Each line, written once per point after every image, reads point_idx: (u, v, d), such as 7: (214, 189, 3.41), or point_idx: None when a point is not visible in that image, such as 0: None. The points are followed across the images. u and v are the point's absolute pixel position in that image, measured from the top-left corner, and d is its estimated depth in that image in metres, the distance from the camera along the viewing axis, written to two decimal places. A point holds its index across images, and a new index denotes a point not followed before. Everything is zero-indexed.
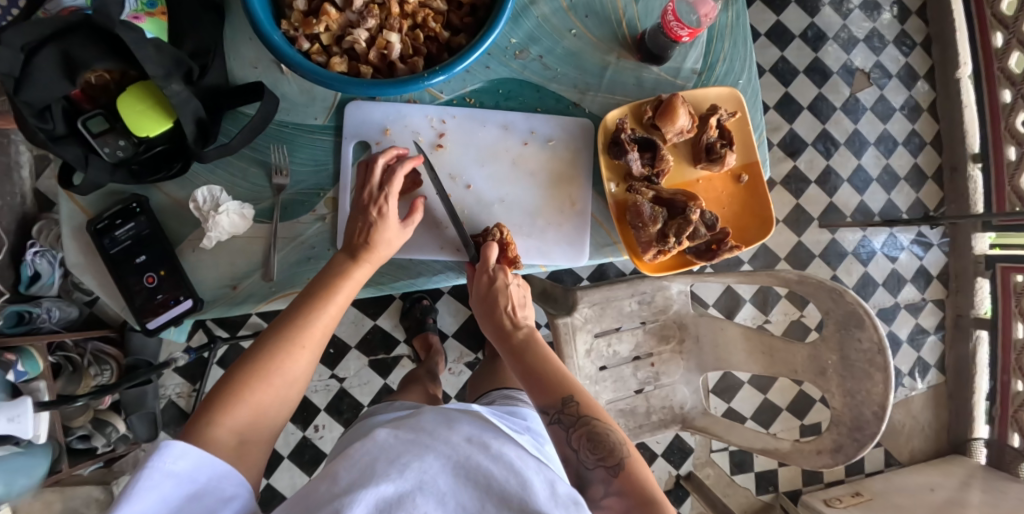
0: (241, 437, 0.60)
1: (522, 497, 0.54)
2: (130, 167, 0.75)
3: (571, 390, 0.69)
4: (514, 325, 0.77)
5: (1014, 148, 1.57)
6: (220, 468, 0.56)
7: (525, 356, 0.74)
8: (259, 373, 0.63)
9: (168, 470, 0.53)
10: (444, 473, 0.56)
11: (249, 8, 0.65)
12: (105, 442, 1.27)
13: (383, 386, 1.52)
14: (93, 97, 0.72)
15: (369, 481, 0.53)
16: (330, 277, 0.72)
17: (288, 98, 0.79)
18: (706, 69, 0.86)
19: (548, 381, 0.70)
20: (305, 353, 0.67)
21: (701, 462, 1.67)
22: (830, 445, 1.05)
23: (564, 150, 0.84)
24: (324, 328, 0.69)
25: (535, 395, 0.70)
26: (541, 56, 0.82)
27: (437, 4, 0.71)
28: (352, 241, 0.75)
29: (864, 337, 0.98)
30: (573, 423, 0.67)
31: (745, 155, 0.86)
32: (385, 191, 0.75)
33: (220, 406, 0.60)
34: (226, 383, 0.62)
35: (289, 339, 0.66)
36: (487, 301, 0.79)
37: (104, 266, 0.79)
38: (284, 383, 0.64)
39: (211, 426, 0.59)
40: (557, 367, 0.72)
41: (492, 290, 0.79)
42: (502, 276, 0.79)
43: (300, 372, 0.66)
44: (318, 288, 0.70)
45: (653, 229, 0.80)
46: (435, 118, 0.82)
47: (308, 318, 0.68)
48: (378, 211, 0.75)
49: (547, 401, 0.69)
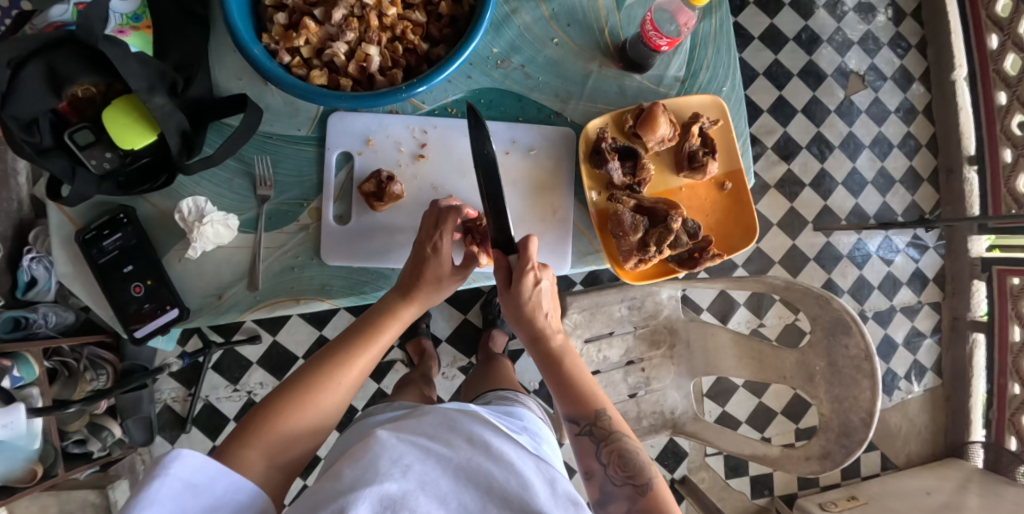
0: (270, 460, 0.63)
1: (523, 498, 0.56)
2: (116, 179, 0.76)
3: (604, 406, 0.74)
4: (551, 329, 0.78)
5: (1009, 150, 1.55)
6: (238, 480, 0.59)
7: (559, 363, 0.77)
8: (295, 404, 0.67)
9: (188, 479, 0.56)
10: (445, 474, 0.57)
11: (229, 22, 0.66)
12: (101, 446, 1.28)
13: (377, 391, 1.53)
14: (80, 110, 0.72)
15: (373, 479, 0.54)
16: (377, 316, 0.77)
17: (272, 109, 0.80)
18: (689, 76, 0.86)
19: (582, 394, 0.75)
20: (340, 390, 0.71)
21: (695, 467, 1.68)
22: (817, 451, 1.05)
23: (546, 159, 0.85)
24: (363, 368, 0.74)
25: (567, 405, 0.75)
26: (522, 65, 0.82)
27: (416, 16, 0.72)
28: (403, 281, 0.79)
29: (851, 343, 0.98)
30: (605, 438, 0.72)
31: (728, 163, 0.86)
32: (442, 228, 0.78)
33: (257, 430, 0.64)
34: (263, 411, 0.66)
35: (331, 373, 0.71)
36: (526, 302, 0.77)
37: (92, 275, 0.80)
38: (316, 416, 0.68)
39: (242, 448, 0.63)
40: (589, 380, 0.76)
41: (532, 291, 0.76)
42: (546, 279, 0.76)
43: (331, 408, 0.70)
44: (363, 331, 0.76)
45: (634, 238, 0.80)
46: (417, 129, 0.83)
47: (349, 357, 0.73)
48: (433, 247, 0.78)
49: (580, 413, 0.74)
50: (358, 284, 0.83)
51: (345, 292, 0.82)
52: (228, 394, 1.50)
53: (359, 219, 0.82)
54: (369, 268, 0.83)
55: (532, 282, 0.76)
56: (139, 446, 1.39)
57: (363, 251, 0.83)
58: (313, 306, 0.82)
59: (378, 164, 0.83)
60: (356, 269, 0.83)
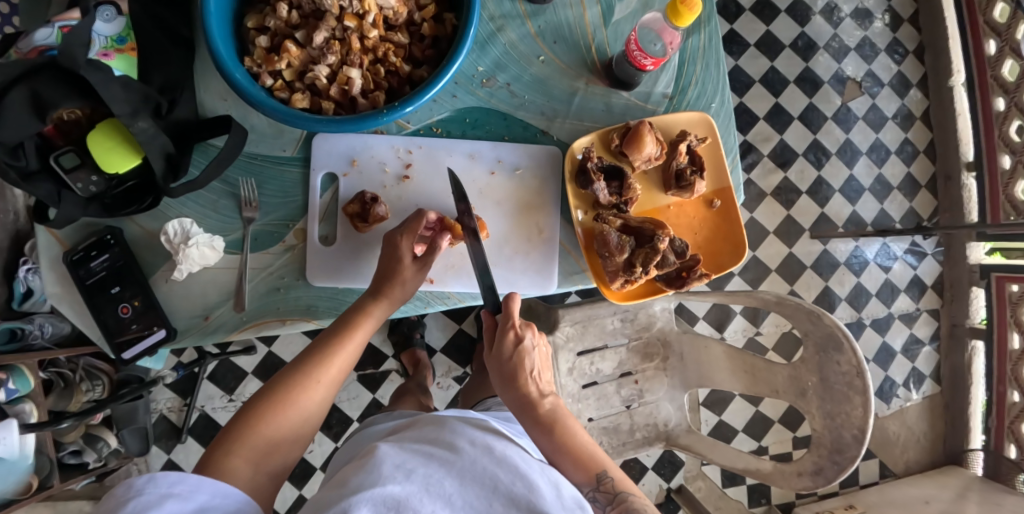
0: (256, 465, 0.63)
1: (529, 499, 0.56)
2: (102, 201, 0.77)
3: (604, 466, 0.71)
4: (538, 393, 0.77)
5: (1007, 157, 1.53)
6: (221, 487, 0.58)
7: (553, 430, 0.74)
8: (276, 406, 0.67)
9: (167, 492, 0.54)
10: (451, 476, 0.57)
11: (210, 46, 0.66)
12: (97, 457, 1.27)
13: (372, 401, 1.52)
14: (66, 133, 0.73)
15: (376, 482, 0.54)
16: (352, 314, 0.77)
17: (257, 131, 0.80)
18: (678, 93, 0.85)
19: (579, 457, 0.72)
20: (320, 389, 0.71)
21: (693, 475, 1.59)
22: (809, 467, 1.05)
23: (531, 179, 0.85)
24: (340, 367, 0.74)
25: (567, 471, 0.71)
26: (508, 84, 0.82)
27: (399, 37, 0.72)
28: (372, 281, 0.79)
29: (843, 360, 0.97)
30: (611, 501, 0.69)
31: (717, 181, 0.86)
32: (403, 229, 0.79)
33: (239, 436, 0.64)
34: (243, 416, 0.66)
35: (308, 375, 0.71)
36: (509, 361, 0.78)
37: (80, 295, 0.80)
38: (298, 418, 0.68)
39: (227, 456, 0.62)
40: (585, 441, 0.74)
41: (516, 352, 0.78)
42: (528, 335, 0.78)
43: (314, 408, 0.70)
44: (338, 329, 0.75)
45: (620, 259, 0.80)
46: (401, 149, 0.83)
47: (326, 355, 0.73)
48: (394, 245, 0.78)
49: (582, 478, 0.71)
50: (342, 305, 0.83)
51: (332, 313, 0.82)
52: (223, 404, 1.50)
53: (345, 241, 0.83)
54: (354, 289, 0.84)
55: (513, 340, 0.78)
56: (135, 456, 1.39)
57: (349, 271, 0.83)
58: (299, 326, 0.82)
59: (362, 186, 0.83)
60: (342, 290, 0.83)
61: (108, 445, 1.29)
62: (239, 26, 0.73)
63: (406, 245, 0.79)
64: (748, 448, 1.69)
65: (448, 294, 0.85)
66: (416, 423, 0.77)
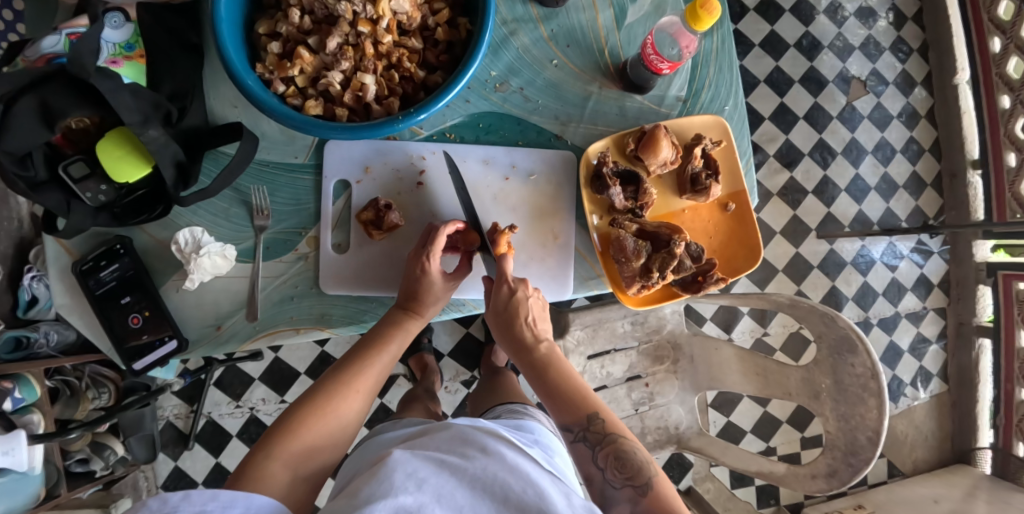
0: (294, 470, 0.66)
1: (540, 507, 0.55)
2: (112, 210, 0.76)
3: (596, 408, 0.73)
4: (534, 338, 0.79)
5: (1013, 155, 1.52)
6: (254, 500, 0.57)
7: (546, 372, 0.77)
8: (316, 412, 0.70)
9: (201, 509, 0.53)
10: (462, 486, 0.57)
11: (223, 54, 0.65)
12: (104, 465, 1.26)
13: (381, 406, 1.51)
14: (74, 142, 0.72)
15: (388, 492, 0.54)
16: (387, 327, 0.78)
17: (268, 137, 0.79)
18: (692, 95, 0.85)
19: (572, 399, 0.74)
20: (359, 397, 0.74)
21: (700, 477, 1.62)
22: (823, 469, 1.04)
23: (546, 184, 0.84)
24: (376, 377, 0.76)
25: (559, 413, 0.74)
26: (521, 88, 0.81)
27: (413, 43, 0.72)
28: (404, 296, 0.78)
29: (857, 362, 0.97)
30: (600, 441, 0.71)
31: (732, 184, 0.86)
32: (430, 249, 0.77)
33: (278, 440, 0.67)
34: (286, 421, 0.69)
35: (347, 384, 0.73)
36: (506, 310, 0.78)
37: (89, 305, 0.78)
38: (338, 424, 0.71)
39: (267, 460, 0.65)
40: (577, 384, 0.76)
41: (512, 302, 0.78)
42: (522, 288, 0.78)
43: (352, 417, 0.73)
44: (372, 343, 0.77)
45: (636, 264, 0.80)
46: (415, 155, 0.82)
47: (363, 366, 0.75)
48: (422, 268, 0.77)
49: (571, 418, 0.73)
50: (358, 313, 0.82)
51: (345, 321, 0.81)
52: (230, 410, 1.49)
53: (359, 247, 0.82)
54: (369, 297, 0.83)
55: (507, 294, 0.79)
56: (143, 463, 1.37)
57: (365, 281, 0.82)
58: (312, 335, 0.81)
59: (375, 192, 0.82)
60: (356, 298, 0.82)
61: (116, 452, 1.28)
62: (251, 32, 0.72)
63: (433, 268, 0.78)
64: (756, 449, 1.69)
65: (463, 301, 0.84)
66: (430, 429, 0.77)
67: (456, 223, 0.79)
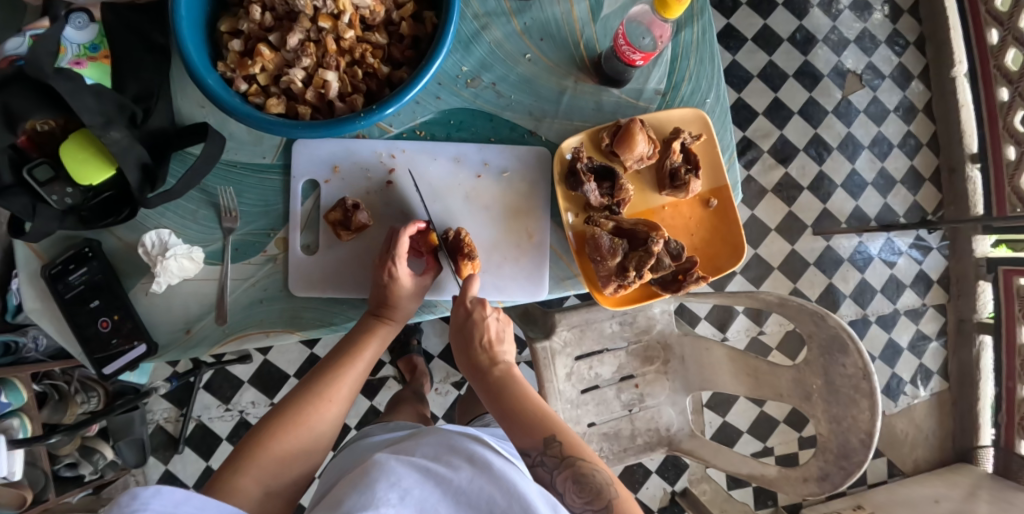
0: (266, 488, 0.64)
1: None
2: (79, 213, 0.74)
3: (554, 430, 0.66)
4: (490, 360, 0.74)
5: (1013, 147, 1.49)
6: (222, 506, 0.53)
7: (502, 394, 0.71)
8: (287, 425, 0.68)
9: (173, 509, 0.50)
10: (446, 500, 0.54)
11: (181, 52, 0.64)
12: (93, 469, 1.25)
13: (370, 408, 1.49)
14: (40, 144, 0.71)
15: (368, 503, 0.52)
16: (358, 335, 0.76)
17: (235, 138, 0.78)
18: (671, 88, 0.83)
19: (529, 422, 0.68)
20: (333, 407, 0.72)
21: (695, 479, 1.62)
22: (816, 473, 1.02)
23: (520, 182, 0.82)
24: (351, 385, 0.74)
25: (517, 437, 0.68)
26: (494, 83, 0.80)
27: (376, 38, 0.70)
28: (374, 302, 0.77)
29: (849, 363, 0.94)
30: (559, 465, 0.64)
31: (713, 179, 0.84)
32: (395, 253, 0.75)
33: (249, 454, 0.65)
34: (254, 434, 0.68)
35: (320, 394, 0.72)
36: (464, 330, 0.75)
37: (59, 311, 0.77)
38: (310, 434, 0.70)
39: (235, 476, 0.63)
40: (536, 405, 0.70)
41: (468, 321, 0.75)
42: (479, 308, 0.76)
43: (325, 426, 0.71)
44: (346, 351, 0.75)
45: (612, 263, 0.78)
46: (384, 153, 0.80)
47: (334, 375, 0.73)
48: (389, 274, 0.75)
49: (529, 442, 0.66)
50: (329, 315, 0.81)
51: (317, 324, 0.80)
52: (220, 414, 1.48)
53: (328, 249, 0.80)
54: (339, 299, 0.81)
55: (467, 313, 0.76)
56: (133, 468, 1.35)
57: (336, 283, 0.80)
58: (282, 339, 0.79)
59: (345, 192, 0.81)
60: (326, 300, 0.80)
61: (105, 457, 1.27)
62: (213, 30, 0.70)
63: (403, 273, 0.76)
64: (752, 449, 1.66)
65: (434, 303, 0.82)
66: (407, 435, 0.75)
67: (418, 222, 0.77)
